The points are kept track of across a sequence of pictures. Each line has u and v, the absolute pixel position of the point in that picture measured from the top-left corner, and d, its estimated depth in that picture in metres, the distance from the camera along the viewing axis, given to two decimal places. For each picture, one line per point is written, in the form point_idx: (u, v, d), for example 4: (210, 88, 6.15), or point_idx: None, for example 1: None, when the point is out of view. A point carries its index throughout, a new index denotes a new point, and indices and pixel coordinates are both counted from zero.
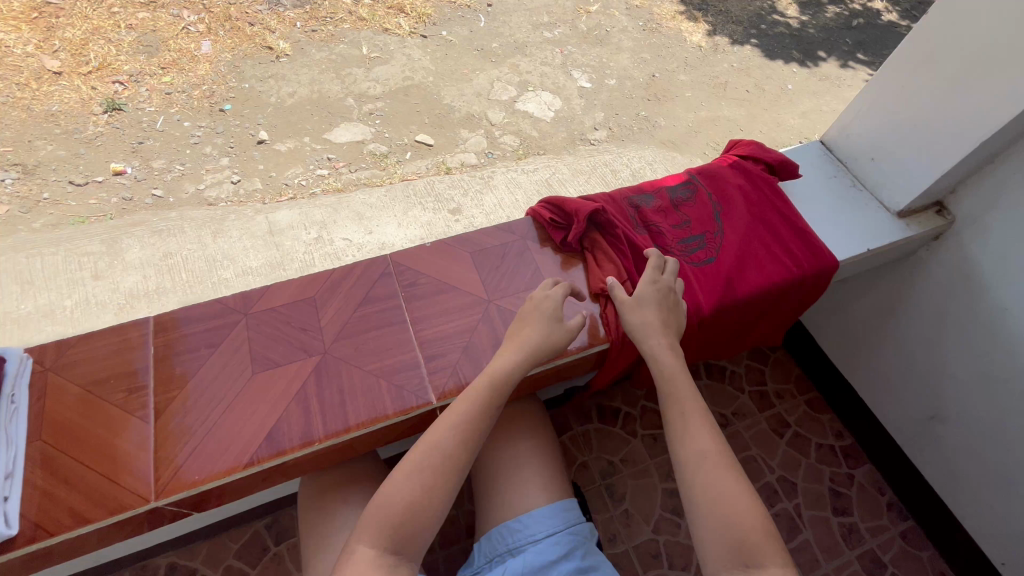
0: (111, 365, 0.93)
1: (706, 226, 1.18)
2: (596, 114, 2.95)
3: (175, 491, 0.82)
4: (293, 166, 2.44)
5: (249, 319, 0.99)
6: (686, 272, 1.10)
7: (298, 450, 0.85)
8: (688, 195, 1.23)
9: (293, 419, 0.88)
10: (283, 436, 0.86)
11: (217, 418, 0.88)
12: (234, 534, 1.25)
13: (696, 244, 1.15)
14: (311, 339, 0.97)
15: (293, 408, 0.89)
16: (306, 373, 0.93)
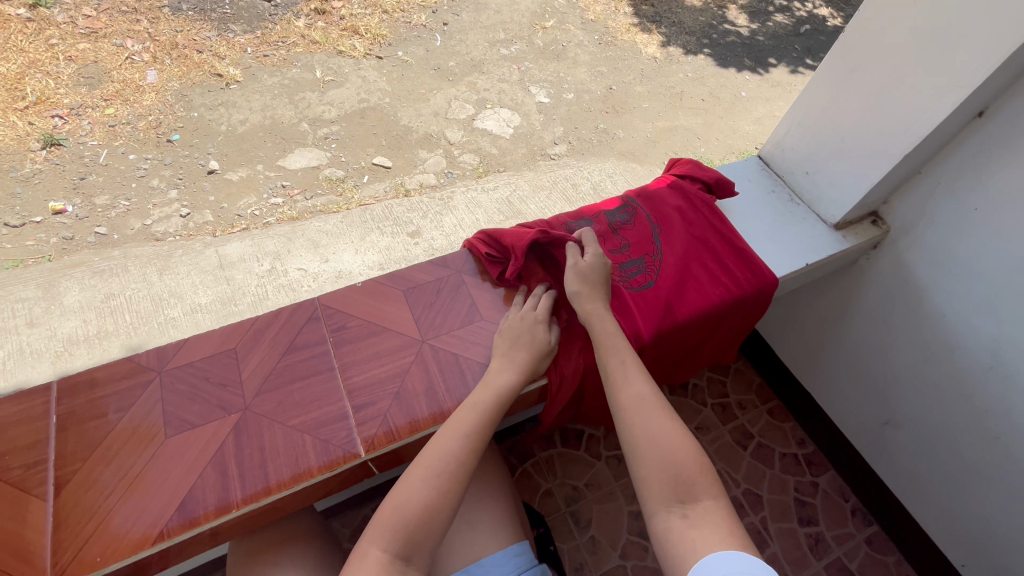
0: (11, 437, 0.86)
1: (646, 250, 1.17)
2: (555, 129, 2.96)
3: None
4: (246, 195, 2.38)
5: (165, 377, 0.94)
6: (625, 298, 1.08)
7: (214, 518, 0.79)
8: (627, 219, 1.22)
9: (208, 486, 0.83)
10: (196, 505, 0.81)
11: (125, 489, 0.82)
12: None
13: (635, 269, 1.14)
14: (231, 395, 0.92)
15: (208, 472, 0.84)
16: (224, 433, 0.88)
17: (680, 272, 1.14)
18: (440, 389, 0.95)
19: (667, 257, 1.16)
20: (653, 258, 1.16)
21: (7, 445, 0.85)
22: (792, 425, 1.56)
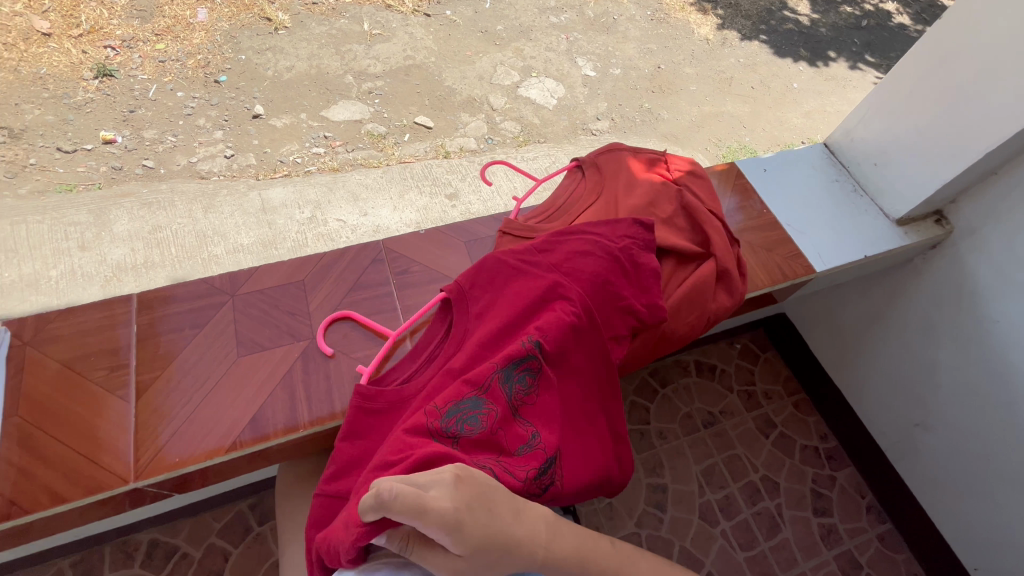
0: (90, 340, 0.89)
1: (551, 423, 0.83)
2: (599, 104, 2.91)
3: (158, 473, 0.79)
4: (289, 143, 2.40)
5: (236, 301, 0.97)
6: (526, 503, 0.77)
7: (283, 436, 0.84)
8: (528, 378, 0.83)
9: (278, 403, 0.87)
10: (267, 420, 0.85)
11: (199, 400, 0.86)
12: (218, 513, 1.27)
13: (545, 474, 0.76)
14: (299, 324, 0.96)
15: (279, 392, 0.88)
16: (293, 358, 0.92)
17: (580, 455, 0.85)
18: None
19: (573, 467, 0.83)
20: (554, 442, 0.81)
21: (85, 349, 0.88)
22: (815, 419, 1.57)
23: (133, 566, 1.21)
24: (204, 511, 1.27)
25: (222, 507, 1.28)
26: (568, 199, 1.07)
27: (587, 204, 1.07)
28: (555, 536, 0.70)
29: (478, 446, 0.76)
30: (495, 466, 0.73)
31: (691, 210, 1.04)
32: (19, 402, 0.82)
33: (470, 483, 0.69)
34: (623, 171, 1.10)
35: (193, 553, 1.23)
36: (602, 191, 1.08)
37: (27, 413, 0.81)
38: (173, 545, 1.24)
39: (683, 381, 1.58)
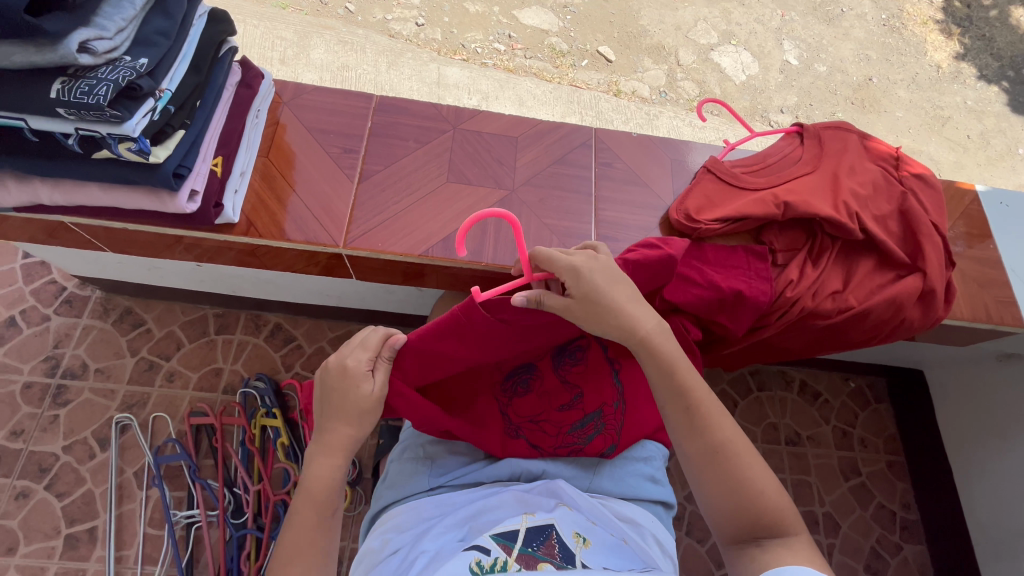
0: (339, 118, 0.90)
1: (595, 386, 0.85)
2: (788, 97, 2.51)
3: (359, 250, 0.81)
4: (474, 30, 2.34)
5: (458, 133, 0.92)
6: (563, 440, 0.85)
7: (467, 264, 0.81)
8: (578, 353, 0.88)
9: (471, 234, 0.84)
10: (458, 245, 0.82)
11: (405, 205, 0.84)
12: (333, 325, 1.41)
13: (588, 427, 0.84)
14: (503, 174, 0.90)
15: (473, 225, 0.84)
16: (493, 201, 0.87)
17: (645, 411, 0.86)
18: None
19: (632, 422, 0.85)
20: (609, 401, 0.85)
21: (318, 123, 0.90)
22: (904, 485, 1.47)
23: (259, 337, 1.37)
24: (324, 318, 1.41)
25: (338, 321, 1.41)
26: (778, 158, 0.93)
27: (801, 171, 0.91)
28: (719, 414, 0.72)
29: (527, 408, 0.86)
30: (530, 431, 0.85)
31: (912, 217, 0.87)
32: (268, 143, 0.87)
33: (511, 446, 0.84)
34: (850, 151, 0.93)
35: (305, 347, 1.38)
36: (820, 163, 0.92)
37: (272, 156, 0.86)
38: (291, 334, 1.39)
39: (783, 393, 1.51)
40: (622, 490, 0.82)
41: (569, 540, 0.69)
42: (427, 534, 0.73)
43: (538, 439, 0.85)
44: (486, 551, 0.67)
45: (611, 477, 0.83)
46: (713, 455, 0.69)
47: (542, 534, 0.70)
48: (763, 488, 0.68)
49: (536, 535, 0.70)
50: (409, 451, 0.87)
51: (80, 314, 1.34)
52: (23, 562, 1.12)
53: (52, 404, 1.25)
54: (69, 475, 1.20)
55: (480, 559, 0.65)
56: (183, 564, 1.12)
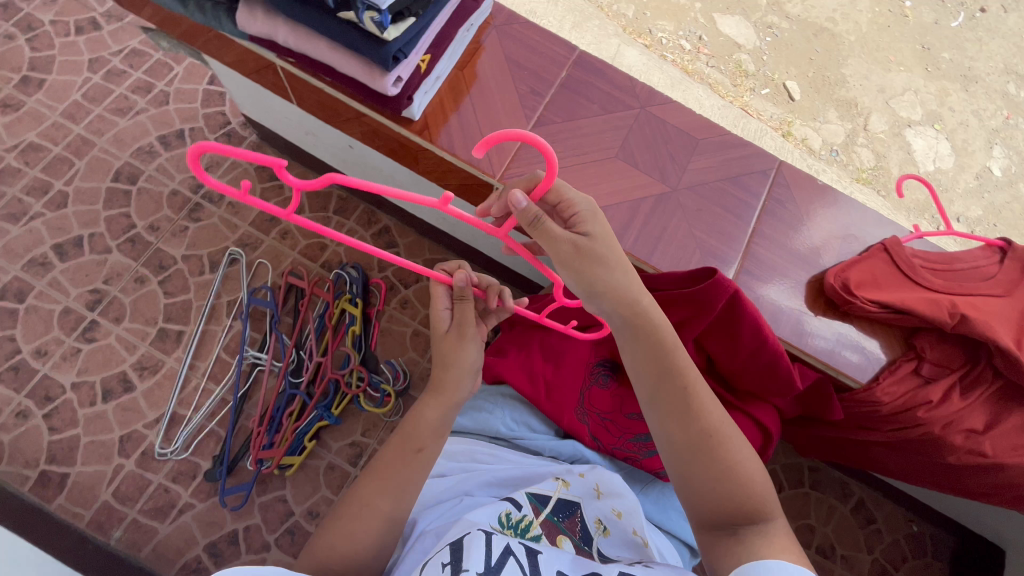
0: (537, 59, 0.90)
1: None
2: (974, 207, 2.20)
3: (510, 187, 0.81)
4: (667, 20, 2.24)
5: (643, 114, 0.88)
6: (619, 443, 0.83)
7: None
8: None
9: (618, 216, 0.81)
10: (602, 221, 0.80)
11: (566, 162, 0.83)
12: (432, 248, 1.47)
13: (650, 444, 0.82)
14: (671, 170, 0.85)
15: (625, 207, 0.82)
16: (651, 192, 0.83)
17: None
18: (812, 324, 0.82)
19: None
20: None
21: (516, 56, 0.90)
22: None
23: (367, 231, 1.45)
24: (428, 238, 1.46)
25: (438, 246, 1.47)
26: (970, 266, 0.83)
27: (991, 288, 0.80)
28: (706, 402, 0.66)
29: (598, 399, 0.84)
30: (593, 422, 0.83)
31: None
32: (465, 58, 0.88)
33: (570, 426, 0.83)
34: None
35: (402, 257, 1.45)
36: (1016, 290, 0.81)
37: (463, 71, 0.87)
38: (394, 239, 1.46)
39: (832, 500, 1.41)
40: (659, 518, 0.80)
41: (590, 525, 0.73)
42: (469, 483, 0.77)
43: (600, 433, 0.83)
44: (517, 505, 0.72)
45: (654, 501, 0.81)
46: (704, 444, 0.64)
47: (566, 507, 0.73)
48: (753, 480, 0.64)
49: (564, 507, 0.74)
50: (485, 393, 0.88)
51: (234, 150, 1.47)
52: (122, 333, 1.29)
53: (186, 216, 1.40)
54: (179, 280, 1.35)
55: (509, 512, 0.71)
56: (239, 395, 1.24)
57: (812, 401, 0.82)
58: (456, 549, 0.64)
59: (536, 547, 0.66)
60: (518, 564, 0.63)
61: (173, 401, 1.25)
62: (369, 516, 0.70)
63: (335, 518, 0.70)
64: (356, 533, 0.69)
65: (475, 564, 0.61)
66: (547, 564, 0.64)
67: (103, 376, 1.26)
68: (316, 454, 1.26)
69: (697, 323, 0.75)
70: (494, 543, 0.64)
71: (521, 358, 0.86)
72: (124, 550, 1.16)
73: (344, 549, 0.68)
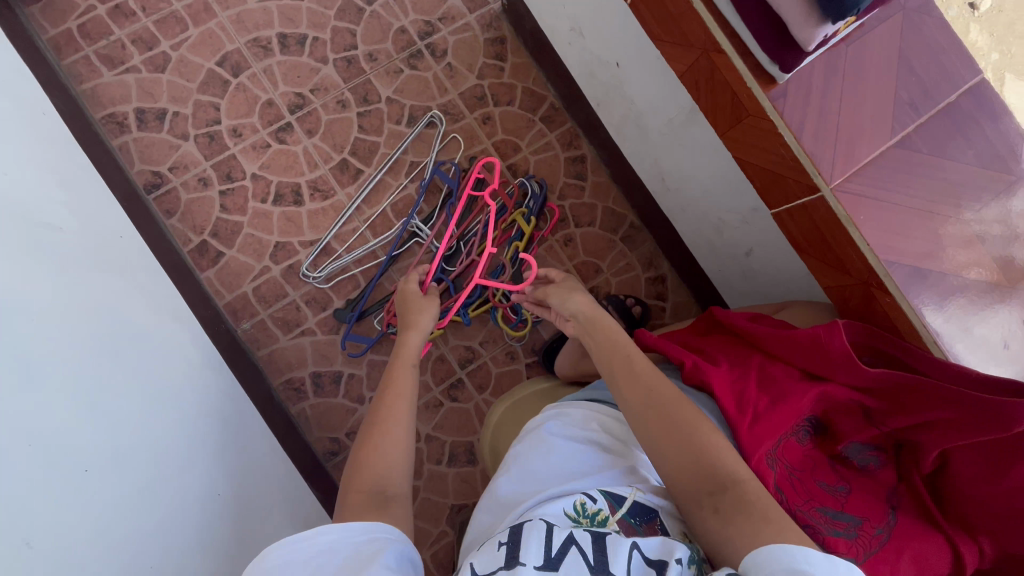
0: None
1: (868, 498, 0.74)
2: None
3: (839, 202, 0.67)
4: None
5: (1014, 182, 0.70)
6: (802, 505, 0.73)
7: (910, 311, 0.68)
8: (868, 464, 0.77)
9: (936, 288, 0.68)
10: (919, 287, 0.68)
11: (911, 203, 0.67)
12: (617, 198, 1.38)
13: (839, 522, 0.71)
14: (1011, 263, 0.70)
15: (946, 282, 0.68)
16: (980, 278, 0.69)
17: (903, 572, 0.68)
18: None
19: (887, 564, 0.68)
20: (874, 522, 0.71)
21: None
22: None
23: (562, 152, 1.37)
24: (618, 186, 1.37)
25: (623, 199, 1.37)
26: None
27: None
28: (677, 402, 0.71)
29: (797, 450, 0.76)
30: (782, 470, 0.74)
31: None
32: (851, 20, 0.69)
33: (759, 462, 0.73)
34: None
35: (585, 193, 1.37)
36: None
37: None
38: (585, 172, 1.38)
39: None
40: None
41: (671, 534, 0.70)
42: (561, 473, 0.79)
43: (785, 486, 0.74)
44: (592, 498, 0.72)
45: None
46: (661, 424, 0.69)
47: (636, 505, 0.72)
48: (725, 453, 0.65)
49: (642, 512, 0.72)
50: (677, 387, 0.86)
51: (472, 11, 1.37)
52: (310, 148, 1.29)
53: (404, 59, 1.34)
54: (375, 120, 1.31)
55: (584, 502, 0.72)
56: (392, 255, 1.22)
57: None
58: (515, 532, 0.67)
59: (602, 534, 0.66)
60: (584, 553, 0.63)
61: (330, 233, 1.25)
62: (390, 442, 0.77)
63: (362, 439, 0.78)
64: (388, 450, 0.76)
65: (533, 557, 0.62)
66: (615, 547, 0.64)
67: (281, 180, 1.27)
68: (434, 341, 1.27)
69: (974, 431, 0.68)
70: (554, 534, 0.65)
71: (732, 374, 0.82)
72: (246, 342, 1.22)
73: (375, 473, 0.73)
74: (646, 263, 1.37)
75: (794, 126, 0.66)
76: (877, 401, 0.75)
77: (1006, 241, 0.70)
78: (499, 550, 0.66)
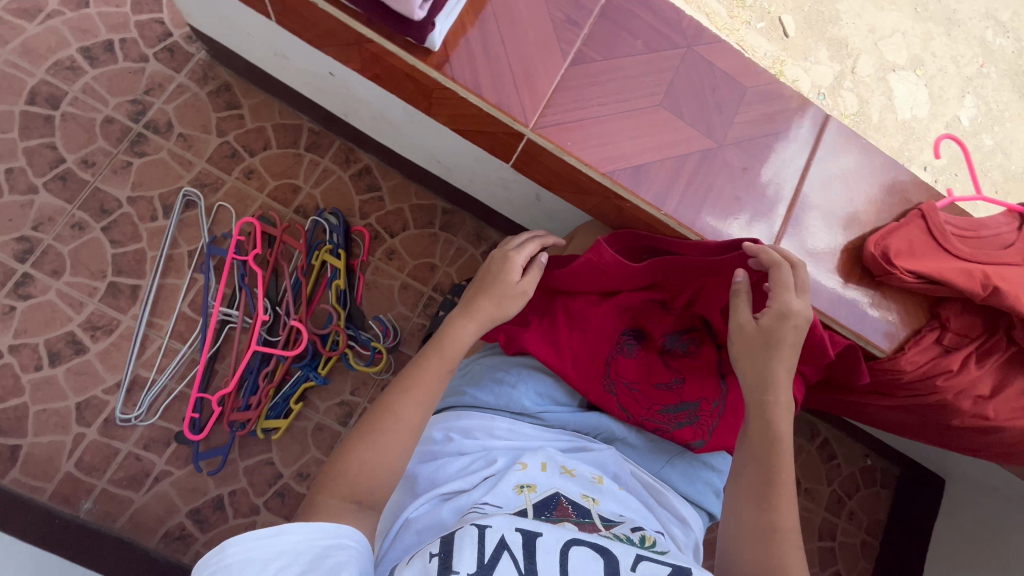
0: None
1: (700, 379, 0.80)
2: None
3: (545, 138, 0.67)
4: None
5: (692, 55, 0.73)
6: (647, 412, 0.80)
7: (649, 207, 0.70)
8: (690, 346, 0.82)
9: (663, 173, 0.71)
10: (647, 181, 0.70)
11: (608, 110, 0.69)
12: (420, 193, 1.34)
13: (681, 415, 0.80)
14: (720, 122, 0.74)
15: (669, 164, 0.71)
16: (698, 147, 0.72)
17: (745, 428, 0.80)
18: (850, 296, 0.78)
19: (727, 429, 0.80)
20: (710, 398, 0.80)
21: None
22: (864, 564, 1.50)
23: (345, 172, 1.30)
24: (414, 181, 1.33)
25: (425, 191, 1.35)
26: (989, 236, 0.83)
27: (1010, 259, 0.81)
28: (787, 499, 0.66)
29: (630, 369, 0.81)
30: (624, 394, 0.80)
31: None
32: None
33: (600, 396, 0.80)
34: None
35: (385, 202, 1.32)
36: None
37: None
38: (376, 181, 1.32)
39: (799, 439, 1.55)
40: (687, 490, 0.80)
41: (579, 501, 0.70)
42: (428, 481, 0.73)
43: (628, 403, 0.80)
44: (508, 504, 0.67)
45: (683, 475, 0.80)
46: (758, 468, 0.67)
47: (555, 497, 0.69)
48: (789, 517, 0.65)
49: (545, 506, 0.68)
50: (506, 363, 0.83)
51: (178, 70, 1.23)
52: (64, 288, 1.12)
53: (127, 150, 1.19)
54: (127, 227, 1.16)
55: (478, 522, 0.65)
56: (209, 356, 1.12)
57: (837, 369, 0.81)
58: (447, 540, 0.60)
59: (534, 534, 0.62)
60: (516, 559, 0.59)
61: (133, 364, 1.12)
62: (391, 444, 0.69)
63: (361, 431, 0.70)
64: (388, 450, 0.69)
65: (465, 565, 0.58)
66: (547, 551, 0.60)
67: (48, 336, 1.10)
68: (304, 415, 1.18)
69: (731, 288, 0.72)
70: (485, 538, 0.60)
71: (543, 327, 0.82)
72: (95, 521, 1.07)
73: (378, 474, 0.68)
74: (475, 240, 1.35)
75: (471, 85, 0.66)
76: (665, 293, 0.80)
77: (703, 103, 0.73)
78: (428, 562, 0.59)
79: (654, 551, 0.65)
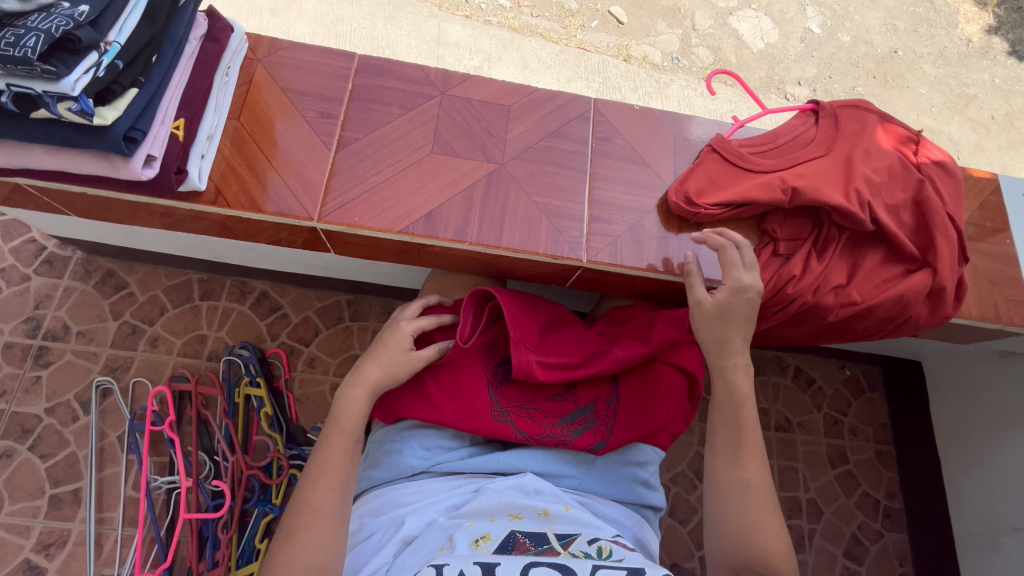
0: (318, 79, 0.90)
1: (589, 380, 0.86)
2: (890, 17, 1.98)
3: (334, 223, 0.82)
4: None
5: (446, 98, 0.91)
6: (545, 427, 0.82)
7: (450, 243, 0.82)
8: None
9: (453, 210, 0.84)
10: (440, 222, 0.83)
11: (385, 176, 0.85)
12: (320, 295, 1.37)
13: (578, 421, 0.83)
14: (494, 146, 0.89)
15: (457, 200, 0.85)
16: (479, 175, 0.87)
17: (642, 412, 0.84)
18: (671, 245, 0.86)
19: (625, 421, 0.84)
20: (603, 395, 0.85)
21: (314, 87, 0.89)
22: (890, 475, 1.42)
23: (244, 305, 1.34)
24: (311, 286, 1.37)
25: (325, 292, 1.38)
26: (791, 138, 0.87)
27: (812, 154, 0.85)
28: (755, 456, 0.73)
29: (518, 391, 0.84)
30: (518, 416, 0.82)
31: (927, 207, 0.82)
32: (240, 107, 0.87)
33: (493, 428, 0.81)
34: (867, 132, 0.86)
35: (291, 316, 1.34)
36: (834, 146, 0.86)
37: (244, 120, 0.86)
38: (276, 302, 1.36)
39: (773, 377, 1.45)
40: (614, 493, 0.82)
41: (535, 529, 0.68)
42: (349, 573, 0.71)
43: (525, 424, 0.82)
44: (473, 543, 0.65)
45: (601, 478, 0.82)
46: (728, 435, 0.75)
47: (511, 535, 0.67)
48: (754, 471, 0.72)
49: (502, 543, 0.66)
50: (390, 433, 0.84)
51: (61, 276, 1.30)
52: (8, 519, 1.13)
53: (33, 365, 1.23)
54: (52, 437, 1.19)
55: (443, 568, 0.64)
56: (160, 531, 1.11)
57: None
58: None
59: (492, 565, 0.60)
60: None
61: (93, 567, 1.11)
62: (317, 536, 0.68)
63: (282, 536, 0.68)
64: (314, 544, 0.67)
65: None
66: None
67: (3, 572, 1.10)
68: None
69: None
70: None
71: (414, 389, 0.83)
72: None
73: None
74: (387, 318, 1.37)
75: (251, 203, 0.81)
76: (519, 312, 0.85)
77: (471, 138, 0.89)
78: None
79: (610, 560, 0.63)
